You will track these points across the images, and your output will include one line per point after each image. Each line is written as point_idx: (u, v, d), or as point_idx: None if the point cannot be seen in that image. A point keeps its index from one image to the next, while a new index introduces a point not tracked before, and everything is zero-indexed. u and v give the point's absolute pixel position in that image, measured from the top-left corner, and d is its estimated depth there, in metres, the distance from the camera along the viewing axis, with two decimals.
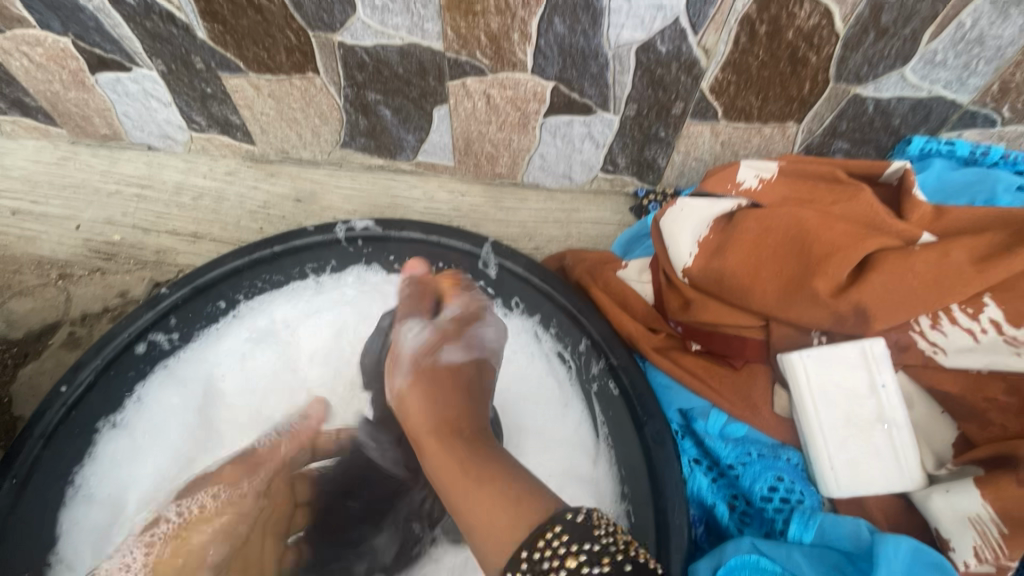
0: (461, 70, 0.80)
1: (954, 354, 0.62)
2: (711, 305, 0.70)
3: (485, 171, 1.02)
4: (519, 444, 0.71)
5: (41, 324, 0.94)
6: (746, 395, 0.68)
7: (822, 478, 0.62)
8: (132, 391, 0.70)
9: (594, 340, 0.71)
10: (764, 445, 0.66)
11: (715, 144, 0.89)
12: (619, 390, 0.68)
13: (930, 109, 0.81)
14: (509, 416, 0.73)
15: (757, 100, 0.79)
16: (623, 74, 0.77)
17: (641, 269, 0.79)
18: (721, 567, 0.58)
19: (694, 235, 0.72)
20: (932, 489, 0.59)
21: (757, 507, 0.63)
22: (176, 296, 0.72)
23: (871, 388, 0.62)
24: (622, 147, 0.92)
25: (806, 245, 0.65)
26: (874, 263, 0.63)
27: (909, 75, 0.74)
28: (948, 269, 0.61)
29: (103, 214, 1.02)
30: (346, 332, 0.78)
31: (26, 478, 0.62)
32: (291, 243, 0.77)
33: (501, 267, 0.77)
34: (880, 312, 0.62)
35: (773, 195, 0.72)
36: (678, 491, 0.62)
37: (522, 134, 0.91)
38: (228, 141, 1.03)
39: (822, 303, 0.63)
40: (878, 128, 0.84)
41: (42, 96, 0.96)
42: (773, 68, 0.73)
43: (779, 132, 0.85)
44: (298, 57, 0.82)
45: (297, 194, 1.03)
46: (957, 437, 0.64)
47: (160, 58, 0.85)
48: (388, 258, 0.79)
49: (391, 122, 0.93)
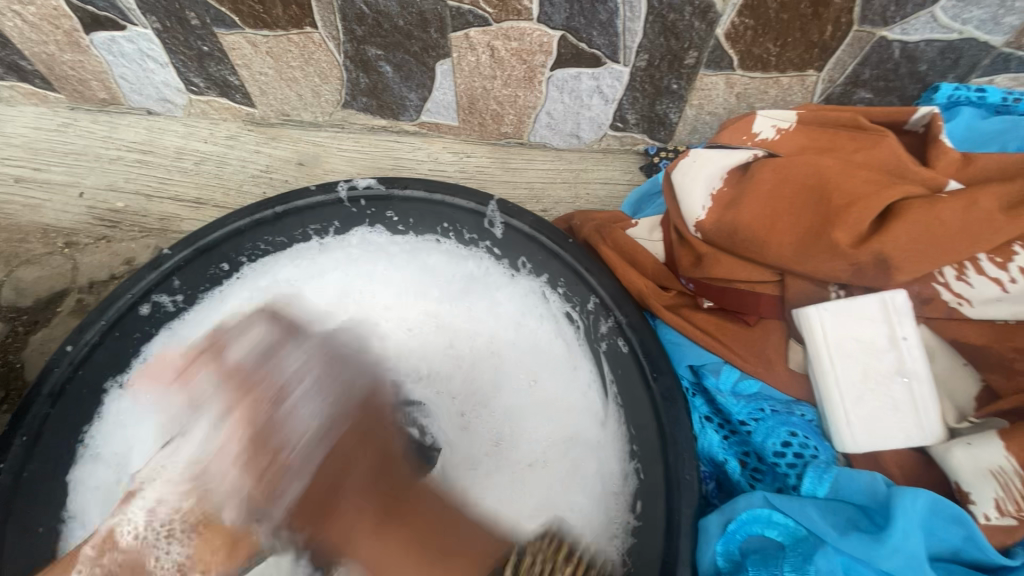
0: (463, 20, 0.77)
1: (980, 305, 0.59)
2: (724, 259, 0.67)
3: (491, 131, 0.99)
4: (524, 410, 0.69)
5: (49, 292, 0.95)
6: (761, 351, 0.66)
7: (837, 432, 0.60)
8: (139, 351, 0.70)
9: (603, 297, 0.69)
10: (777, 402, 0.64)
11: (730, 96, 0.85)
12: (628, 348, 0.66)
13: (959, 53, 0.76)
14: (513, 383, 0.71)
15: (775, 46, 0.75)
16: (633, 21, 0.73)
17: (652, 227, 0.77)
18: (732, 522, 0.57)
19: (708, 188, 0.69)
20: (953, 443, 0.57)
21: (770, 462, 0.62)
22: (178, 257, 0.72)
23: (891, 342, 0.60)
24: (632, 102, 0.88)
25: (825, 195, 0.62)
26: (897, 212, 0.61)
27: (939, 14, 0.70)
28: (976, 216, 0.58)
29: (105, 181, 1.01)
30: (353, 290, 0.77)
31: (37, 435, 0.63)
32: (293, 203, 0.76)
33: (507, 226, 0.75)
34: (903, 264, 0.59)
35: (790, 145, 0.69)
36: (689, 447, 0.61)
37: (528, 90, 0.88)
38: (228, 104, 1.00)
39: (842, 254, 0.60)
40: (904, 74, 0.80)
41: (39, 59, 0.94)
42: (794, 10, 0.69)
43: (798, 82, 0.81)
44: (295, 10, 0.79)
45: (300, 158, 1.02)
46: (981, 391, 0.62)
47: (154, 14, 0.83)
48: (390, 217, 0.78)
49: (393, 79, 0.90)
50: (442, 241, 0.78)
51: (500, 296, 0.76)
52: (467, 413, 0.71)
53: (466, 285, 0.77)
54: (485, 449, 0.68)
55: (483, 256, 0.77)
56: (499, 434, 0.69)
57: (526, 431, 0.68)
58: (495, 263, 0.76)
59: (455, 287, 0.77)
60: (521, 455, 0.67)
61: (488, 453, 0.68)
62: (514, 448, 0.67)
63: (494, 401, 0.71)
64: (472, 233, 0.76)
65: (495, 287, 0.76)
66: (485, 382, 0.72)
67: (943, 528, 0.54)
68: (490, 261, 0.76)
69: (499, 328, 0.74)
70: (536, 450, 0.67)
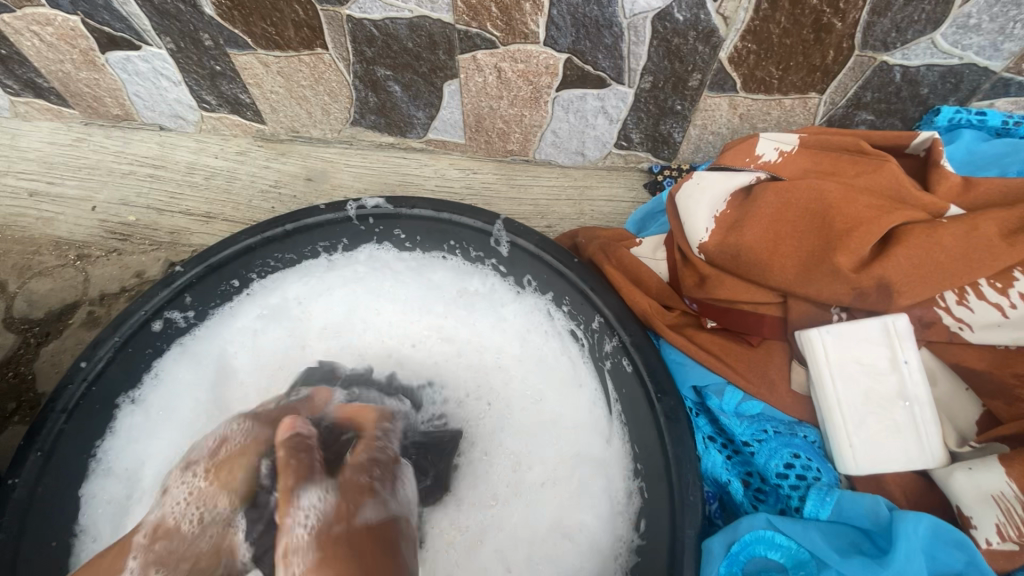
0: (471, 42, 0.78)
1: (981, 330, 0.60)
2: (727, 281, 0.68)
3: (496, 148, 1.00)
4: (536, 431, 0.71)
5: (60, 304, 0.96)
6: (763, 372, 0.66)
7: (840, 456, 0.61)
8: (150, 366, 0.72)
9: (607, 317, 0.69)
10: (780, 423, 0.65)
11: (733, 117, 0.86)
12: (632, 367, 0.67)
13: (960, 77, 0.77)
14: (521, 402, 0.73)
15: (777, 70, 0.76)
16: (638, 45, 0.75)
17: (655, 247, 0.78)
18: (736, 543, 0.58)
19: (711, 210, 0.70)
20: (955, 467, 0.57)
21: (773, 484, 0.62)
22: (191, 274, 0.73)
23: (892, 365, 0.61)
24: (637, 122, 0.90)
25: (827, 218, 0.63)
26: (898, 236, 0.62)
27: (939, 40, 0.71)
28: (976, 242, 0.59)
29: (117, 195, 1.03)
30: (359, 307, 0.79)
31: (51, 450, 0.63)
32: (303, 222, 0.76)
33: (513, 245, 0.75)
34: (905, 288, 0.60)
35: (793, 168, 0.70)
36: (692, 466, 0.61)
37: (534, 109, 0.89)
38: (239, 120, 1.02)
39: (844, 277, 0.61)
40: (905, 97, 0.81)
41: (55, 76, 0.96)
42: (796, 35, 0.71)
43: (800, 104, 0.83)
44: (307, 32, 0.81)
45: (308, 173, 1.03)
46: (981, 416, 0.62)
47: (169, 35, 0.85)
48: (398, 235, 0.79)
49: (401, 98, 0.92)
50: (448, 258, 0.79)
51: (506, 312, 0.77)
52: (485, 444, 0.72)
53: (470, 301, 0.78)
54: (504, 473, 0.70)
55: (489, 274, 0.78)
56: (515, 459, 0.70)
57: (537, 451, 0.70)
58: (500, 281, 0.77)
59: (459, 304, 0.79)
60: (532, 478, 0.69)
61: (504, 484, 0.69)
62: (530, 469, 0.69)
63: (506, 423, 0.72)
64: (478, 252, 0.77)
65: (501, 304, 0.77)
66: (500, 404, 0.73)
67: (944, 552, 0.54)
68: (495, 279, 0.78)
69: (507, 345, 0.76)
70: (549, 470, 0.69)
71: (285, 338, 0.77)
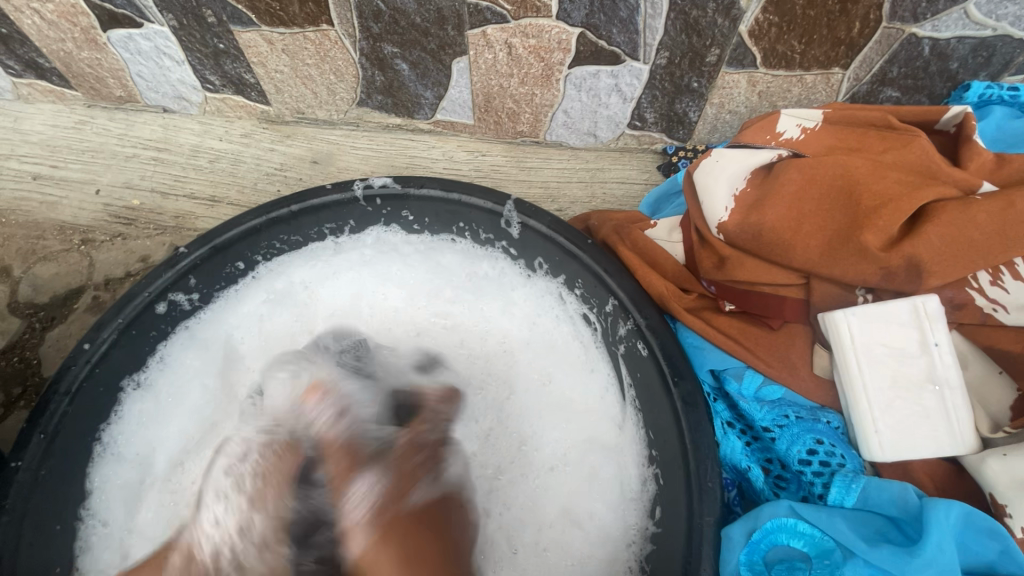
0: (481, 17, 0.76)
1: (1016, 311, 0.57)
2: (747, 262, 0.66)
3: (506, 130, 0.98)
4: (544, 414, 0.70)
5: (65, 288, 0.95)
6: (784, 357, 0.64)
7: (866, 443, 0.58)
8: (155, 350, 0.70)
9: (621, 300, 0.67)
10: (802, 408, 0.63)
11: (752, 95, 0.83)
12: (648, 351, 0.64)
13: (992, 50, 0.74)
14: (527, 385, 0.72)
15: (800, 43, 0.73)
16: (655, 17, 0.72)
17: (672, 228, 0.76)
18: (757, 531, 0.56)
19: (731, 188, 0.68)
20: (988, 454, 0.55)
21: (795, 470, 0.60)
22: (195, 255, 0.70)
23: (922, 348, 0.58)
24: (651, 101, 0.87)
25: (854, 196, 0.61)
26: (928, 214, 0.59)
27: (972, 10, 0.68)
28: (1012, 220, 0.56)
29: (121, 178, 1.02)
30: (366, 293, 0.78)
31: (54, 433, 0.61)
32: (309, 202, 0.73)
33: (524, 226, 0.72)
34: (936, 268, 0.58)
35: (817, 145, 0.67)
36: (711, 453, 0.59)
37: (545, 88, 0.87)
38: (243, 102, 1.00)
39: (872, 257, 0.59)
40: (933, 73, 0.77)
41: (56, 56, 0.94)
42: (821, 6, 0.68)
43: (823, 80, 0.80)
44: (311, 7, 0.78)
45: (314, 156, 1.01)
46: (1016, 400, 0.59)
47: (170, 12, 0.82)
48: (406, 217, 0.77)
49: (409, 77, 0.89)
50: (457, 241, 0.77)
51: (515, 296, 0.76)
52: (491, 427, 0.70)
53: (479, 284, 0.77)
54: (510, 455, 0.68)
55: (499, 257, 0.76)
56: (520, 440, 0.69)
57: (543, 435, 0.69)
58: (511, 264, 0.76)
59: (466, 289, 0.77)
60: (541, 461, 0.68)
61: (511, 461, 0.68)
62: (536, 452, 0.68)
63: (512, 404, 0.71)
64: (488, 233, 0.75)
65: (511, 288, 0.76)
66: (505, 388, 0.72)
67: (976, 541, 0.52)
68: (505, 261, 0.76)
69: (514, 328, 0.75)
70: (557, 454, 0.67)
71: (292, 323, 0.76)
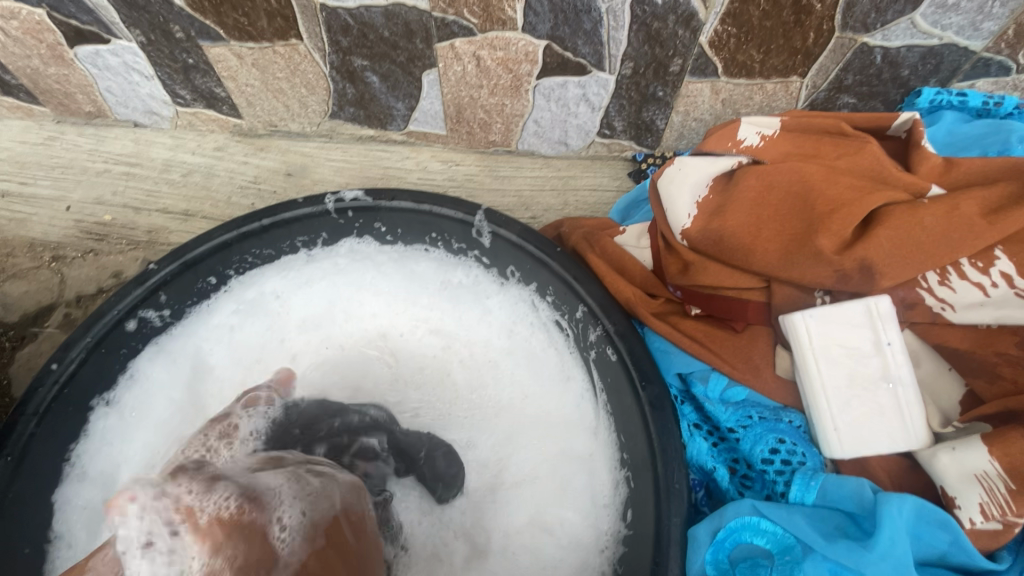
0: (448, 30, 0.77)
1: (963, 310, 0.60)
2: (710, 266, 0.68)
3: (479, 139, 0.99)
4: (530, 421, 0.70)
5: (36, 307, 0.94)
6: (748, 358, 0.66)
7: (825, 440, 0.60)
8: (126, 367, 0.70)
9: (591, 306, 0.68)
10: (765, 408, 0.65)
11: (715, 103, 0.86)
12: (616, 356, 0.66)
13: (941, 58, 0.77)
14: (518, 385, 0.72)
15: (758, 53, 0.76)
16: (617, 30, 0.74)
17: (640, 234, 0.77)
18: (721, 530, 0.58)
19: (694, 195, 0.70)
20: (938, 448, 0.57)
21: (758, 470, 0.62)
22: (165, 271, 0.71)
23: (876, 347, 0.60)
24: (619, 109, 0.89)
25: (808, 201, 0.63)
26: (879, 219, 0.61)
27: (919, 20, 0.71)
28: (957, 222, 0.59)
29: (92, 194, 1.01)
30: (340, 300, 0.78)
31: (21, 455, 0.61)
32: (280, 216, 0.75)
33: (495, 235, 0.74)
34: (888, 269, 0.60)
35: (775, 152, 0.69)
36: (678, 455, 0.61)
37: (514, 98, 0.88)
38: (215, 115, 1.00)
39: (825, 259, 0.61)
40: (886, 79, 0.80)
41: (23, 72, 0.94)
42: (776, 18, 0.70)
43: (782, 88, 0.82)
44: (280, 22, 0.79)
45: (288, 168, 1.01)
46: (965, 395, 0.62)
47: (138, 28, 0.82)
48: (378, 228, 0.78)
49: (380, 89, 0.90)
50: (430, 251, 0.78)
51: (491, 304, 0.76)
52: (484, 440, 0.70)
53: (454, 292, 0.77)
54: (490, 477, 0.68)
55: (472, 265, 0.77)
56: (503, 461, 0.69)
57: (516, 452, 0.69)
58: (484, 272, 0.76)
59: (442, 297, 0.78)
60: (508, 477, 0.68)
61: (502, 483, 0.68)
62: (516, 464, 0.68)
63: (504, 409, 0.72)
64: (460, 243, 0.76)
65: (485, 296, 0.76)
66: (488, 402, 0.72)
67: (929, 533, 0.54)
68: (479, 269, 0.77)
69: (495, 335, 0.75)
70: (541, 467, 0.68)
71: (262, 333, 0.75)
